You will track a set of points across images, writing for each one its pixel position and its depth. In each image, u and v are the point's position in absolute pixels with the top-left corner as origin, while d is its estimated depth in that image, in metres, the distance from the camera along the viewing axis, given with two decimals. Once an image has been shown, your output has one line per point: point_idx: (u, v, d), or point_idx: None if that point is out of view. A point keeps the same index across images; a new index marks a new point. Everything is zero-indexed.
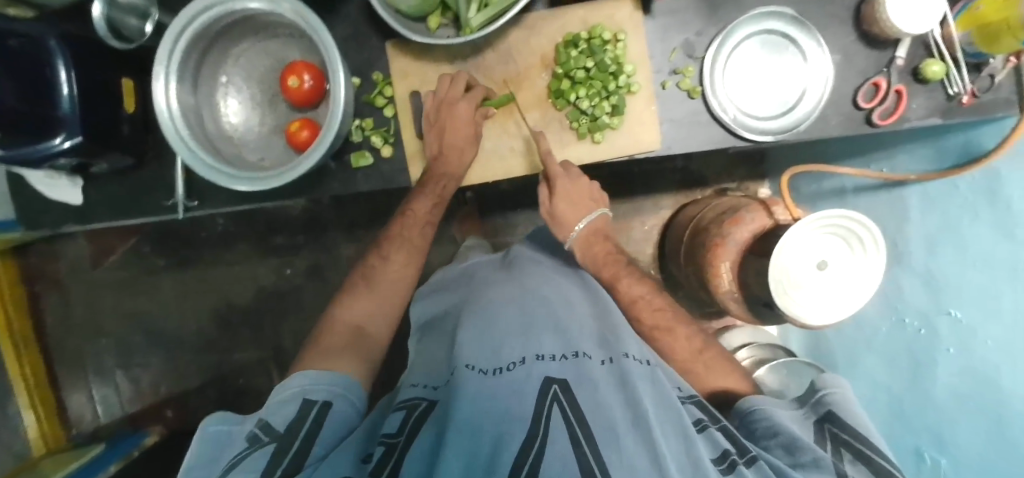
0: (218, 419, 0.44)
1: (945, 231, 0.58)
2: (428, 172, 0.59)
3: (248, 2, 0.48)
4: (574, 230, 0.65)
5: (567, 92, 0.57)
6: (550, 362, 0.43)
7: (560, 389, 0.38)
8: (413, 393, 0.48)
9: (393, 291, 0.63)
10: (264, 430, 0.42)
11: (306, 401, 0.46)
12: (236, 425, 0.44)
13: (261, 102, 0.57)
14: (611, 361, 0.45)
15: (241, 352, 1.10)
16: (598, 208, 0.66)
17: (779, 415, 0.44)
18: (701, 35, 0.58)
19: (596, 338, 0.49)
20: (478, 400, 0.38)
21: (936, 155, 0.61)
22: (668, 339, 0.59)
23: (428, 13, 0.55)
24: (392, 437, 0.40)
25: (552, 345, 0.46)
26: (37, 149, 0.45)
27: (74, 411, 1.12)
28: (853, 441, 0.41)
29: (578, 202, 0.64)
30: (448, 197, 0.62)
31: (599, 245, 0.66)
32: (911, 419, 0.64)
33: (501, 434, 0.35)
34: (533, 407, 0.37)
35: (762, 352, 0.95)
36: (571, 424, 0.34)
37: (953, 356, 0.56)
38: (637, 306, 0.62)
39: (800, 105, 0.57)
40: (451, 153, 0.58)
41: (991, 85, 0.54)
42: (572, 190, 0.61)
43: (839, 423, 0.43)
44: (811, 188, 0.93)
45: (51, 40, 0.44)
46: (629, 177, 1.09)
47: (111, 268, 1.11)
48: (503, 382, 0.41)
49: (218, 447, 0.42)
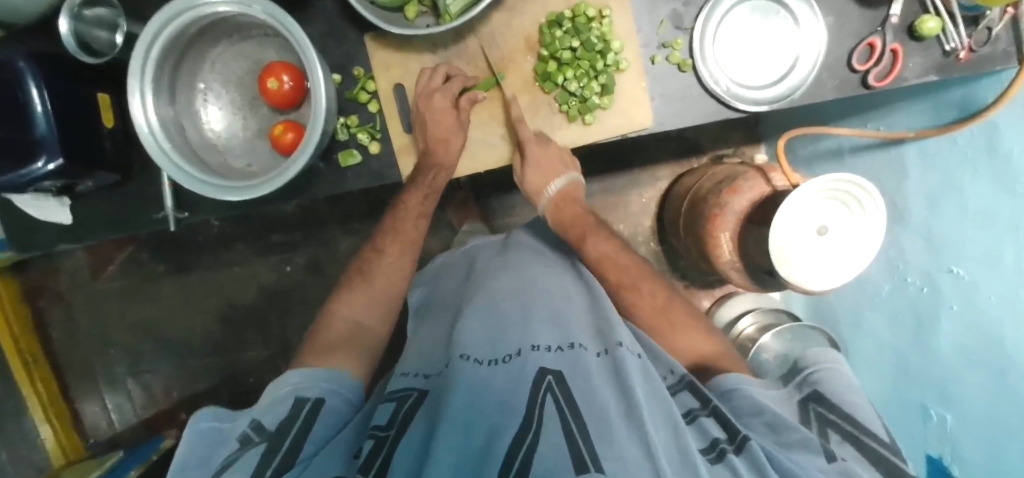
0: (211, 415, 0.43)
1: (945, 189, 0.57)
2: (420, 166, 0.58)
3: (217, 5, 0.46)
4: (545, 194, 0.64)
5: (555, 74, 0.56)
6: (545, 353, 0.43)
7: (554, 380, 0.39)
8: (404, 383, 0.48)
9: (388, 284, 0.63)
10: (256, 430, 0.41)
11: (299, 398, 0.46)
12: (229, 423, 0.43)
13: (242, 107, 0.56)
14: (606, 353, 0.45)
15: (249, 351, 1.11)
16: (570, 173, 0.64)
17: (760, 395, 0.44)
18: (688, 5, 0.56)
19: (590, 331, 0.50)
20: (472, 392, 0.39)
21: (936, 112, 0.60)
22: (670, 319, 0.58)
23: (404, 3, 0.53)
24: (383, 429, 0.40)
25: (550, 337, 0.47)
26: (19, 175, 0.44)
27: (90, 420, 1.14)
28: (840, 422, 0.42)
29: (546, 169, 0.61)
30: (438, 187, 0.61)
31: (571, 207, 0.66)
32: (917, 376, 0.66)
33: (496, 426, 0.35)
34: (528, 399, 0.38)
35: (766, 317, 0.96)
36: (564, 415, 0.35)
37: (955, 313, 0.57)
38: (635, 287, 0.61)
39: (794, 72, 0.56)
40: (437, 146, 0.56)
41: (988, 37, 0.52)
42: (541, 156, 0.59)
43: (825, 402, 0.44)
44: (807, 150, 0.92)
45: (21, 62, 0.43)
46: (624, 151, 1.07)
47: (112, 279, 1.12)
48: (499, 374, 0.42)
49: (209, 444, 0.41)
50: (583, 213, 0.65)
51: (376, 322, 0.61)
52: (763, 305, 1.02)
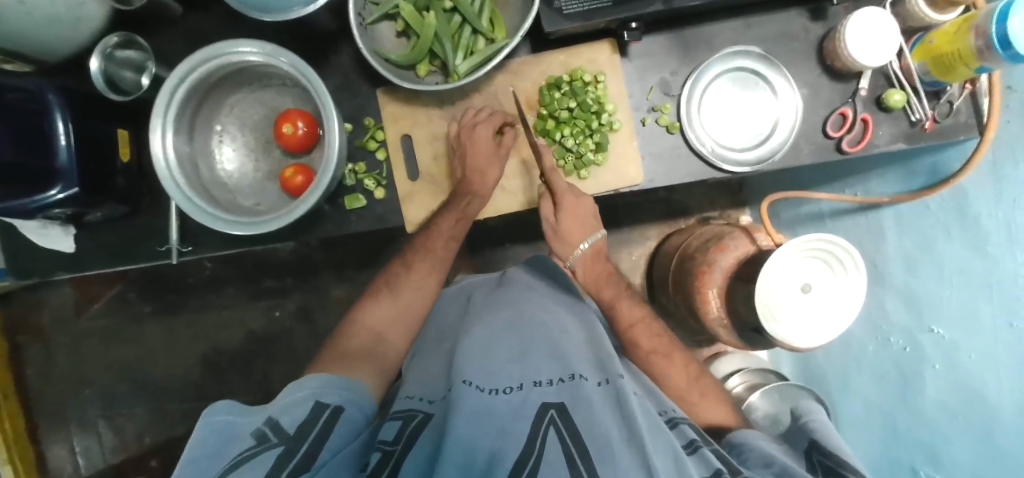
0: (227, 409, 0.39)
1: (920, 253, 0.59)
2: (454, 193, 0.60)
3: (246, 54, 0.49)
4: (578, 247, 0.65)
5: (552, 131, 0.61)
6: (547, 387, 0.43)
7: (556, 413, 0.38)
8: (409, 405, 0.47)
9: (413, 301, 0.62)
10: (273, 429, 0.38)
11: (318, 403, 0.44)
12: (244, 418, 0.39)
13: (255, 149, 0.59)
14: (608, 383, 0.44)
15: (228, 398, 1.06)
16: (597, 231, 0.65)
17: (767, 447, 0.45)
18: (676, 74, 0.61)
19: (591, 362, 0.49)
20: (474, 421, 0.38)
21: (907, 177, 0.63)
22: (679, 367, 0.60)
23: (417, 62, 0.57)
24: (389, 444, 0.40)
25: (548, 370, 0.46)
26: (35, 199, 0.46)
27: (55, 463, 1.08)
28: (838, 466, 0.41)
29: (582, 220, 0.62)
30: (470, 215, 0.62)
31: (597, 265, 0.67)
32: (905, 438, 0.64)
33: (497, 451, 0.35)
34: (529, 430, 0.37)
35: (754, 377, 0.95)
36: (568, 448, 0.34)
37: (939, 371, 0.57)
38: (643, 331, 0.63)
39: (774, 135, 0.60)
40: (474, 175, 0.59)
41: (950, 110, 0.57)
42: (576, 207, 0.61)
43: (824, 450, 0.45)
44: (789, 213, 0.96)
45: (51, 94, 0.46)
46: (614, 209, 1.11)
47: (96, 317, 1.08)
48: (500, 404, 0.40)
49: (223, 441, 0.37)
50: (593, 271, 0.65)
51: None
52: (752, 366, 1.01)
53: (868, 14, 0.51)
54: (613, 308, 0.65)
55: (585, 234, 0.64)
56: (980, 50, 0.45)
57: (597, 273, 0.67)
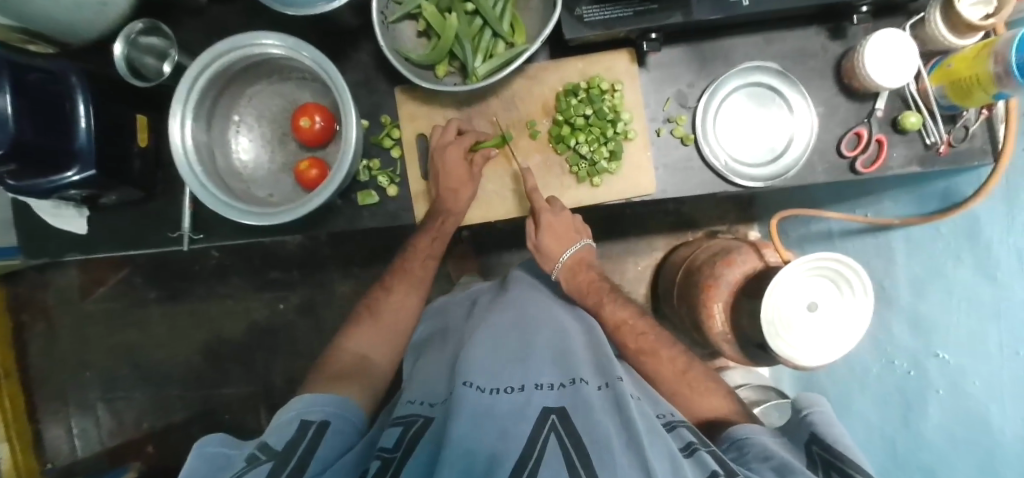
0: (218, 441, 0.42)
1: (929, 276, 0.59)
2: (430, 213, 0.60)
3: (269, 47, 0.50)
4: (561, 261, 0.64)
5: (568, 137, 0.60)
6: (547, 392, 0.42)
7: (557, 419, 0.38)
8: (411, 410, 0.47)
9: (394, 321, 0.62)
10: (262, 450, 0.40)
11: (304, 421, 0.46)
12: (236, 450, 0.41)
13: (272, 141, 0.59)
14: (607, 386, 0.44)
15: (228, 388, 1.05)
16: (581, 240, 0.64)
17: (768, 440, 0.45)
18: (692, 86, 0.62)
19: (593, 366, 0.48)
20: (478, 422, 0.38)
21: (919, 201, 0.63)
22: (667, 363, 0.57)
23: (436, 62, 0.58)
24: (390, 451, 0.40)
25: (550, 374, 0.45)
26: (51, 180, 0.47)
27: (52, 444, 1.07)
28: (836, 462, 0.42)
29: (562, 236, 0.62)
30: (447, 233, 0.62)
31: (584, 273, 0.65)
32: (903, 461, 0.63)
33: (497, 452, 0.35)
34: (529, 433, 0.37)
35: (755, 393, 0.93)
36: (570, 455, 0.34)
37: (942, 397, 0.57)
38: (630, 331, 0.60)
39: (788, 151, 0.60)
40: (449, 193, 0.59)
41: (966, 135, 0.56)
42: (556, 224, 0.61)
43: (825, 445, 0.44)
44: (797, 232, 0.96)
45: (73, 77, 0.46)
46: (622, 219, 1.11)
47: (100, 300, 1.08)
48: (501, 405, 0.40)
49: (213, 469, 0.39)
50: (597, 280, 0.64)
51: (370, 360, 0.60)
52: (754, 381, 1.00)
53: (889, 35, 0.51)
54: (600, 309, 0.62)
55: (566, 246, 0.63)
56: (999, 76, 0.44)
57: (582, 283, 0.64)
